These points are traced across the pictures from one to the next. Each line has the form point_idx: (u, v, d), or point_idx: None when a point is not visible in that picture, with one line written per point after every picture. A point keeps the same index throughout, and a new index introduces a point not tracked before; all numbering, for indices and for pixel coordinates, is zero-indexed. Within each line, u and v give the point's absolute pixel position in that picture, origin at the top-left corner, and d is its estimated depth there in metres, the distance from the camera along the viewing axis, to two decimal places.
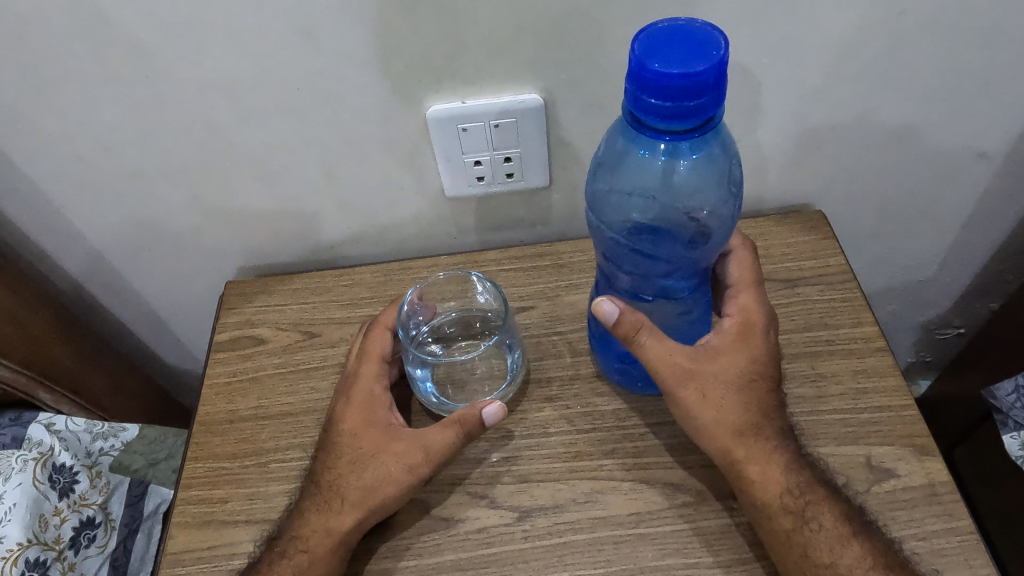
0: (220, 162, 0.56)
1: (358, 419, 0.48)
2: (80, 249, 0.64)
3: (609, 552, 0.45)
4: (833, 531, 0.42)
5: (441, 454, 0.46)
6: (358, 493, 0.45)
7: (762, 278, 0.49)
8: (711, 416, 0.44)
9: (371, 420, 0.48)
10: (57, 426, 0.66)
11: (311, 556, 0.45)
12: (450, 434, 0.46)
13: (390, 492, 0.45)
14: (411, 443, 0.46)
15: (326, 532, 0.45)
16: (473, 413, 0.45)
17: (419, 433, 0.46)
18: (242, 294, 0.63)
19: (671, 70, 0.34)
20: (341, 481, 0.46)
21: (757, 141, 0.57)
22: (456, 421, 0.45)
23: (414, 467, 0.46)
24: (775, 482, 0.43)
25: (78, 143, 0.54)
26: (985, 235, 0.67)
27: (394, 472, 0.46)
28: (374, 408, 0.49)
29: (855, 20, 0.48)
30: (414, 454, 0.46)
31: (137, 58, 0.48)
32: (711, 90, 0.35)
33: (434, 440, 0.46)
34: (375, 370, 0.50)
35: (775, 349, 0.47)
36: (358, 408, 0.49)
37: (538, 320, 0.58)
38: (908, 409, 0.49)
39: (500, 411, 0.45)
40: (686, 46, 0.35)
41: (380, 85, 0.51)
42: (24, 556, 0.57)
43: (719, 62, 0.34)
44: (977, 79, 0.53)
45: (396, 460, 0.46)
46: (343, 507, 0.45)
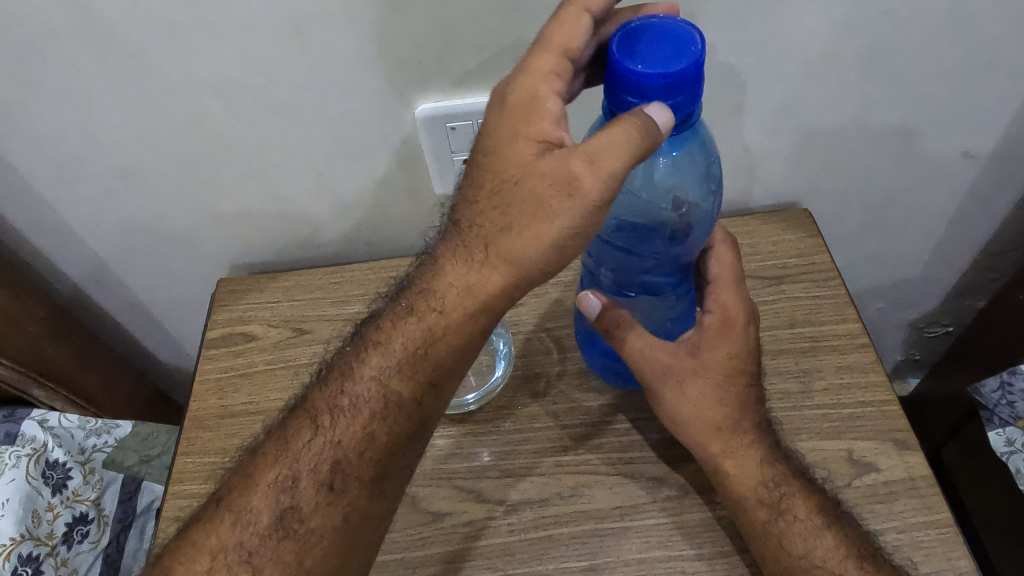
0: (213, 160, 0.57)
1: (514, 120, 0.39)
2: (75, 248, 0.65)
3: (594, 545, 0.45)
4: (808, 523, 0.42)
5: (615, 168, 0.35)
6: (505, 235, 0.38)
7: (741, 273, 0.49)
8: (688, 411, 0.45)
9: (532, 122, 0.38)
10: (50, 423, 0.66)
11: (445, 325, 0.41)
12: (620, 139, 0.34)
13: (556, 230, 0.36)
14: (571, 161, 0.36)
15: (466, 290, 0.40)
16: (636, 115, 0.35)
17: (583, 144, 0.35)
18: (234, 291, 0.63)
19: (649, 71, 0.35)
20: (488, 225, 0.39)
21: (744, 140, 0.58)
22: (623, 121, 0.35)
23: (572, 179, 0.35)
24: (751, 475, 0.44)
25: (71, 141, 0.55)
26: (972, 233, 0.68)
27: (557, 203, 0.36)
28: (532, 113, 0.39)
29: (838, 20, 0.49)
30: (575, 166, 0.35)
31: (127, 56, 0.49)
32: (688, 89, 0.35)
33: (602, 155, 0.35)
34: (552, 65, 0.40)
35: (756, 342, 0.47)
36: (516, 112, 0.39)
37: (526, 317, 0.59)
38: (889, 405, 0.50)
39: (671, 117, 0.35)
40: (662, 46, 0.36)
41: (370, 83, 0.51)
42: (17, 551, 0.58)
43: (695, 62, 0.35)
44: (960, 78, 0.53)
45: (555, 173, 0.36)
46: (487, 260, 0.39)
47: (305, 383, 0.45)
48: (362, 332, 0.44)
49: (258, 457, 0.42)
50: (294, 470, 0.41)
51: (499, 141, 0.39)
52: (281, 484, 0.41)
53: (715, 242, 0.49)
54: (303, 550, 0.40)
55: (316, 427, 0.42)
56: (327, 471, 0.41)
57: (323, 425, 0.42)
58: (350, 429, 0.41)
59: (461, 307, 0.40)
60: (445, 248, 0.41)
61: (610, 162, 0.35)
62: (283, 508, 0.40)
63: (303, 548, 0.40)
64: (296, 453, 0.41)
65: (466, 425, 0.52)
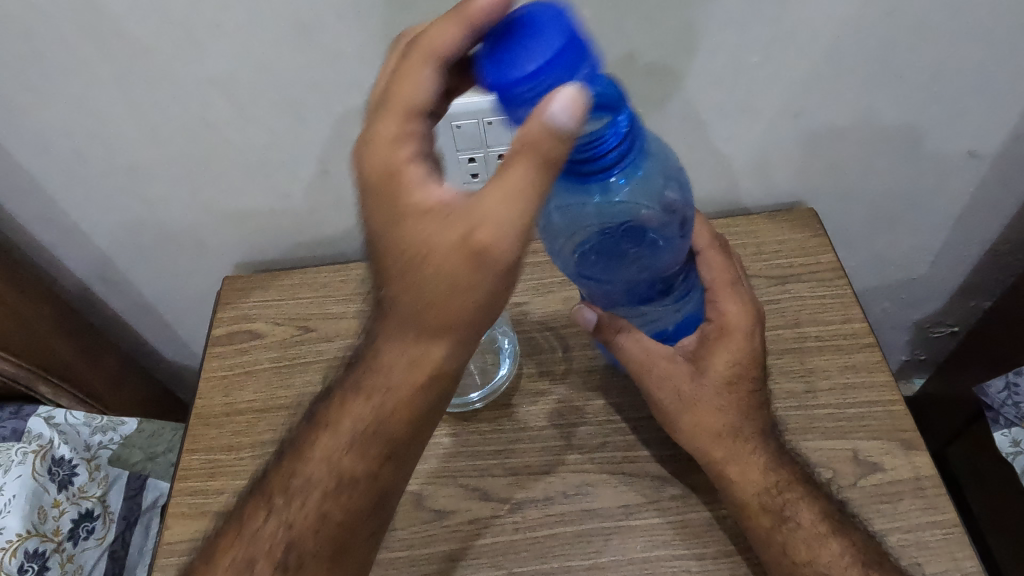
0: (219, 158, 0.57)
1: (384, 199, 0.35)
2: (81, 246, 0.65)
3: (598, 544, 0.45)
4: (810, 530, 0.42)
5: (513, 227, 0.32)
6: (438, 311, 0.34)
7: (739, 274, 0.48)
8: (688, 419, 0.45)
9: (407, 199, 0.34)
10: (57, 419, 0.67)
11: (389, 406, 0.37)
12: (522, 173, 0.31)
13: (471, 301, 0.34)
14: (475, 214, 0.32)
15: (408, 367, 0.36)
16: (537, 124, 0.29)
17: (479, 211, 0.32)
18: (239, 289, 0.64)
19: (527, 57, 0.29)
20: (414, 308, 0.34)
21: (749, 139, 0.57)
22: (521, 148, 0.31)
23: (480, 251, 0.33)
24: (753, 481, 0.44)
25: (77, 139, 0.55)
26: (978, 233, 0.68)
27: (459, 262, 0.33)
28: (399, 189, 0.35)
29: (845, 18, 0.49)
30: (475, 230, 0.32)
31: (132, 55, 0.49)
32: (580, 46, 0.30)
33: (503, 207, 0.32)
34: (400, 127, 0.36)
35: (761, 349, 0.47)
36: (382, 195, 0.35)
37: (531, 316, 0.59)
38: (894, 405, 0.50)
39: (574, 96, 0.29)
40: (518, 38, 0.29)
41: (375, 82, 0.51)
42: (23, 547, 0.59)
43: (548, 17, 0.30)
44: (967, 77, 0.53)
45: (459, 243, 0.33)
46: (423, 338, 0.35)
47: (267, 458, 0.43)
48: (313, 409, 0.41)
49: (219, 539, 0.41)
50: (249, 553, 0.40)
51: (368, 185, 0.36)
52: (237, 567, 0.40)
53: (708, 248, 0.49)
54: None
55: (268, 513, 0.40)
56: (281, 552, 0.39)
57: (275, 507, 0.40)
58: (307, 514, 0.39)
59: (410, 381, 0.36)
60: (374, 328, 0.36)
61: (505, 203, 0.32)
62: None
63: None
64: (248, 537, 0.40)
65: (470, 423, 0.52)
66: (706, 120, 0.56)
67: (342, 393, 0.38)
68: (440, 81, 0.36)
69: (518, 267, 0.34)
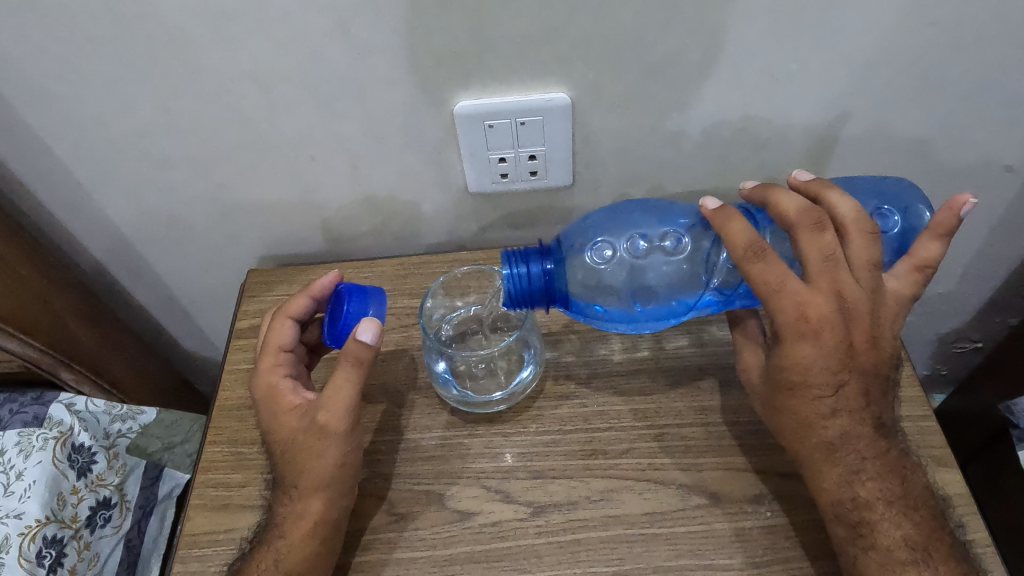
0: (249, 151, 0.57)
1: (269, 416, 0.48)
2: (108, 234, 0.65)
3: (622, 552, 0.45)
4: (887, 553, 0.42)
5: (342, 406, 0.46)
6: (313, 466, 0.46)
7: (784, 274, 0.42)
8: (764, 414, 0.47)
9: (280, 405, 0.48)
10: (77, 406, 0.66)
11: (321, 465, 0.46)
12: (346, 375, 0.46)
13: (331, 457, 0.46)
14: (315, 406, 0.47)
15: (308, 453, 0.46)
16: (352, 344, 0.46)
17: (325, 400, 0.46)
18: (264, 282, 0.64)
19: (352, 311, 0.48)
20: (300, 444, 0.46)
21: (781, 147, 0.57)
22: (342, 355, 0.46)
23: (322, 426, 0.46)
24: (830, 490, 0.44)
25: (110, 129, 0.55)
26: (1008, 249, 0.67)
27: (311, 433, 0.46)
28: (275, 390, 0.49)
29: (887, 28, 0.48)
30: (318, 414, 0.46)
31: (169, 45, 0.49)
32: (376, 295, 0.49)
33: (341, 401, 0.46)
34: (274, 361, 0.50)
35: (836, 347, 0.43)
36: (265, 407, 0.49)
37: (556, 318, 0.59)
38: (926, 420, 0.49)
39: (371, 324, 0.46)
40: (330, 311, 0.50)
41: (410, 79, 0.51)
42: (42, 533, 0.58)
43: (368, 287, 0.50)
44: (1006, 90, 0.52)
45: (309, 425, 0.46)
46: (308, 429, 0.46)
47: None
48: (250, 537, 0.48)
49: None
50: None
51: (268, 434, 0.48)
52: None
53: (744, 258, 0.43)
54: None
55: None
56: None
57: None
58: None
59: (301, 499, 0.46)
60: (274, 495, 0.47)
61: (341, 393, 0.46)
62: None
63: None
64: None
65: (494, 424, 0.52)
66: (739, 127, 0.55)
67: (276, 491, 0.47)
68: (298, 329, 0.52)
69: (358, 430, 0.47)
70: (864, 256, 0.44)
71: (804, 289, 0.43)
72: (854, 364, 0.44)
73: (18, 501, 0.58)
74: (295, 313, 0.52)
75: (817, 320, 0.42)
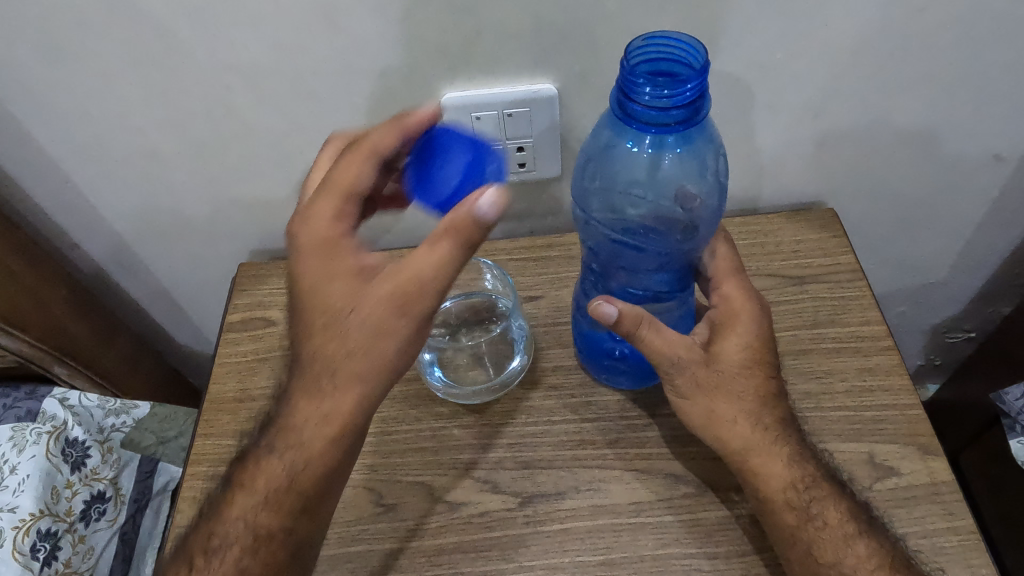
0: (236, 146, 0.57)
1: (321, 264, 0.40)
2: (99, 229, 0.65)
3: (609, 541, 0.45)
4: (837, 530, 0.42)
5: (430, 281, 0.37)
6: (361, 361, 0.39)
7: (733, 264, 0.48)
8: (702, 405, 0.45)
9: (338, 261, 0.39)
10: (70, 401, 0.67)
11: (351, 376, 0.39)
12: (447, 249, 0.37)
13: (392, 348, 0.39)
14: (396, 280, 0.38)
15: (353, 352, 0.39)
16: (468, 214, 0.36)
17: (402, 266, 0.38)
18: (254, 276, 0.64)
19: (466, 182, 0.38)
20: (342, 341, 0.39)
21: (768, 137, 0.57)
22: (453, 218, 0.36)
23: (402, 301, 0.38)
24: (779, 475, 0.43)
25: (98, 124, 0.55)
26: (998, 237, 0.67)
27: (387, 309, 0.38)
28: (337, 253, 0.40)
29: (871, 17, 0.48)
30: (382, 292, 0.38)
31: (153, 38, 0.49)
32: (495, 154, 0.39)
33: (435, 281, 0.37)
34: (337, 206, 0.41)
35: (770, 335, 0.47)
36: (318, 263, 0.40)
37: (545, 310, 0.59)
38: (912, 408, 0.49)
39: (500, 197, 0.36)
40: (433, 166, 0.39)
41: (396, 71, 0.51)
42: (36, 526, 0.59)
43: (473, 144, 0.39)
44: (992, 80, 0.52)
45: (385, 297, 0.38)
46: (353, 325, 0.38)
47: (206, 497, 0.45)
48: (262, 426, 0.43)
49: (193, 536, 0.43)
50: None
51: (312, 278, 0.40)
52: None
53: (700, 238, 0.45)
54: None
55: (213, 534, 0.41)
56: (248, 554, 0.41)
57: (198, 568, 0.41)
58: (224, 567, 0.41)
59: (336, 403, 0.39)
60: (296, 382, 0.41)
61: (437, 272, 0.37)
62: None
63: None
64: (196, 553, 0.42)
65: (483, 416, 0.52)
66: (727, 118, 0.55)
67: (293, 377, 0.41)
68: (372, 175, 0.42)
69: (432, 321, 0.39)
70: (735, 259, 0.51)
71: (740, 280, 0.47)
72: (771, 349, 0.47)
73: (12, 494, 0.59)
74: (370, 165, 0.42)
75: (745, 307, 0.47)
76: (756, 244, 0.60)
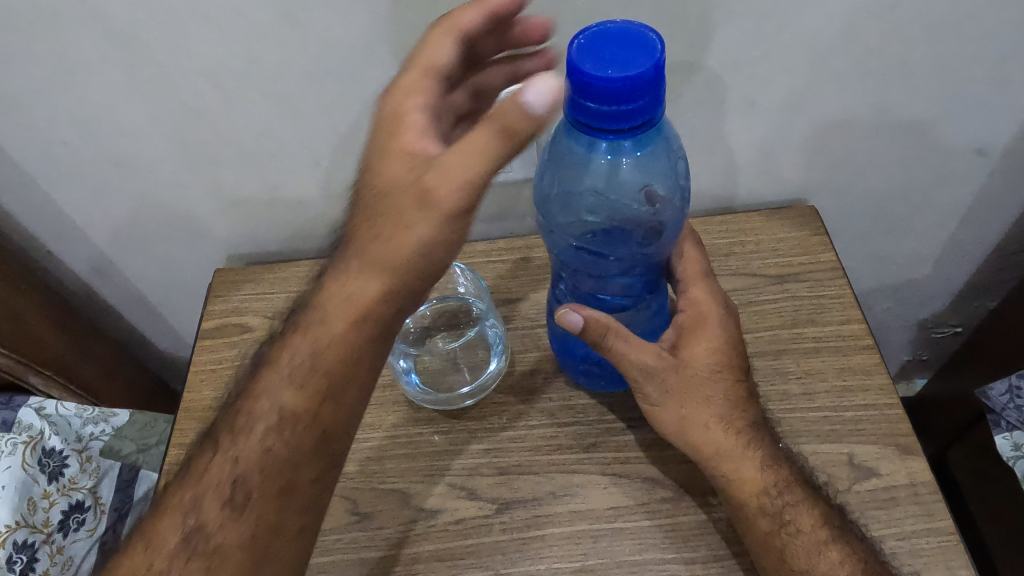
0: (208, 148, 0.56)
1: (382, 146, 0.40)
2: (72, 236, 0.64)
3: (586, 547, 0.44)
4: (810, 535, 0.41)
5: (458, 184, 0.35)
6: (403, 213, 0.37)
7: (710, 269, 0.49)
8: (673, 412, 0.44)
9: (398, 144, 0.39)
10: (47, 410, 0.66)
11: (352, 301, 0.39)
12: (484, 138, 0.35)
13: (427, 227, 0.36)
14: (427, 173, 0.36)
15: (370, 266, 0.38)
16: (513, 105, 0.34)
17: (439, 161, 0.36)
18: (231, 282, 0.63)
19: (605, 74, 0.33)
20: (360, 253, 0.39)
21: (747, 135, 0.56)
22: (488, 120, 0.35)
23: (429, 193, 0.36)
24: (752, 480, 0.43)
25: (64, 128, 0.54)
26: (982, 232, 0.66)
27: (419, 208, 0.36)
28: (397, 141, 0.39)
29: (847, 12, 0.48)
30: (425, 175, 0.36)
31: (118, 41, 0.48)
32: (649, 92, 0.34)
33: (462, 170, 0.35)
34: (417, 81, 0.41)
35: (738, 336, 0.47)
36: (379, 151, 0.40)
37: (524, 312, 0.58)
38: (892, 408, 0.49)
39: (546, 92, 0.33)
40: (609, 52, 0.35)
41: (369, 74, 0.50)
42: (12, 538, 0.58)
43: (655, 66, 0.34)
44: (970, 76, 0.52)
45: (419, 186, 0.36)
46: (375, 245, 0.38)
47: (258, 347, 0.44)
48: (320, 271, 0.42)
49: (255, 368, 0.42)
50: None
51: (371, 154, 0.40)
52: (218, 473, 0.40)
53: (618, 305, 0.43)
54: (246, 522, 0.39)
55: (276, 375, 0.41)
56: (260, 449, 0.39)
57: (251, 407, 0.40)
58: (279, 406, 0.40)
59: (382, 252, 0.38)
60: (361, 223, 0.40)
61: (471, 168, 0.35)
62: (226, 483, 0.39)
63: (246, 521, 0.39)
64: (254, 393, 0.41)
65: (460, 421, 0.51)
66: (705, 117, 0.54)
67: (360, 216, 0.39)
68: (456, 49, 0.42)
69: (468, 219, 0.37)
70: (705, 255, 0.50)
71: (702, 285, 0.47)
72: (743, 353, 0.47)
73: None
74: (467, 25, 0.42)
75: (706, 308, 0.46)
76: (737, 244, 0.60)
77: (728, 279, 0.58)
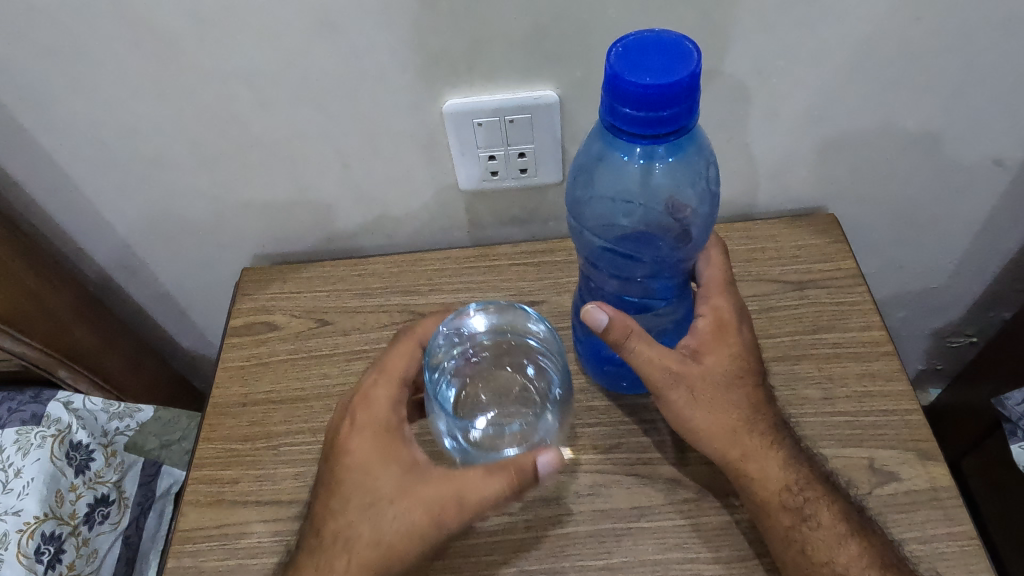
0: (242, 151, 0.58)
1: (380, 450, 0.44)
2: (103, 233, 0.66)
3: (610, 545, 0.45)
4: (831, 529, 0.43)
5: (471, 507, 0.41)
6: (421, 496, 0.42)
7: (732, 277, 0.49)
8: (704, 416, 0.45)
9: (394, 458, 0.44)
10: (75, 405, 0.67)
11: (387, 529, 0.42)
12: (496, 486, 0.40)
13: (454, 516, 0.41)
14: (442, 487, 0.41)
15: (401, 518, 0.42)
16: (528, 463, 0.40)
17: (461, 479, 0.41)
18: (258, 281, 0.64)
19: (643, 81, 0.34)
20: (371, 497, 0.43)
21: (770, 143, 0.57)
22: (506, 471, 0.40)
23: (445, 516, 0.41)
24: (775, 477, 0.44)
25: (104, 129, 0.56)
26: (999, 242, 0.67)
27: (425, 529, 0.41)
28: (394, 446, 0.44)
29: (872, 24, 0.49)
30: (444, 502, 0.41)
31: (161, 45, 0.50)
32: (685, 100, 0.35)
33: (482, 495, 0.41)
34: (394, 396, 0.46)
35: (755, 343, 0.48)
36: (375, 446, 0.44)
37: (547, 315, 0.59)
38: (912, 414, 0.49)
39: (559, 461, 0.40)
40: (648, 60, 0.36)
41: (402, 80, 0.52)
42: (40, 529, 0.59)
43: (692, 74, 0.35)
44: (991, 89, 0.53)
45: (430, 497, 0.42)
46: (397, 505, 0.42)
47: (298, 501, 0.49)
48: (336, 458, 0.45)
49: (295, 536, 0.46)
50: None
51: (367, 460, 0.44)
52: None
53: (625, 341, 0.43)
54: None
55: (350, 551, 0.42)
56: None
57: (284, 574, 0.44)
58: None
59: (407, 506, 0.42)
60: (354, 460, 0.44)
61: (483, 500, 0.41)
62: None
63: None
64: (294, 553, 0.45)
65: None
66: (729, 125, 0.55)
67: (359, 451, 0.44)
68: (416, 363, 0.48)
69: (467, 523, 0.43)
70: (725, 266, 0.50)
71: (721, 299, 0.48)
72: (757, 357, 0.47)
73: (17, 497, 0.59)
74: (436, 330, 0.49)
75: (727, 319, 0.47)
76: (757, 250, 0.61)
77: (749, 285, 0.58)
